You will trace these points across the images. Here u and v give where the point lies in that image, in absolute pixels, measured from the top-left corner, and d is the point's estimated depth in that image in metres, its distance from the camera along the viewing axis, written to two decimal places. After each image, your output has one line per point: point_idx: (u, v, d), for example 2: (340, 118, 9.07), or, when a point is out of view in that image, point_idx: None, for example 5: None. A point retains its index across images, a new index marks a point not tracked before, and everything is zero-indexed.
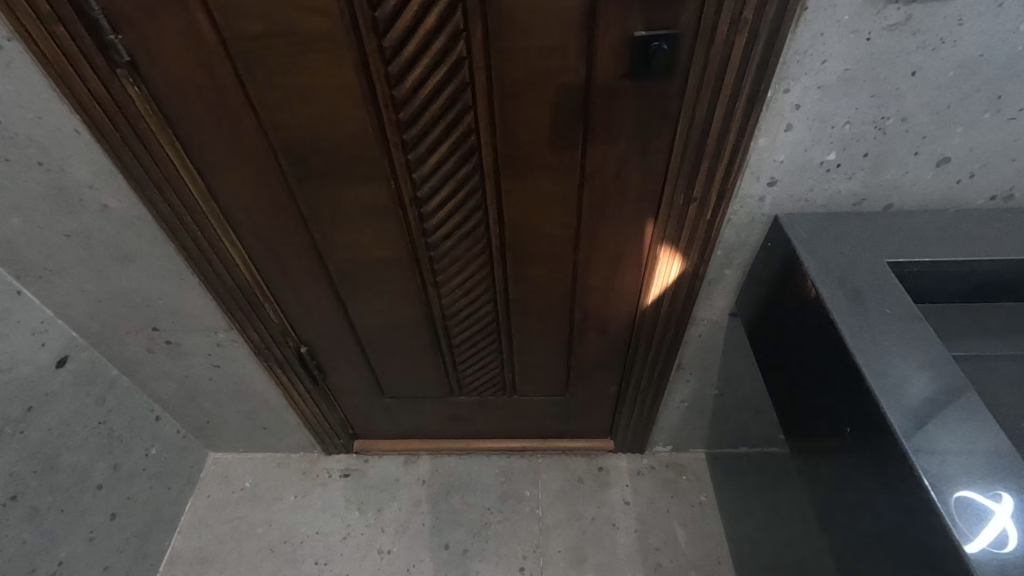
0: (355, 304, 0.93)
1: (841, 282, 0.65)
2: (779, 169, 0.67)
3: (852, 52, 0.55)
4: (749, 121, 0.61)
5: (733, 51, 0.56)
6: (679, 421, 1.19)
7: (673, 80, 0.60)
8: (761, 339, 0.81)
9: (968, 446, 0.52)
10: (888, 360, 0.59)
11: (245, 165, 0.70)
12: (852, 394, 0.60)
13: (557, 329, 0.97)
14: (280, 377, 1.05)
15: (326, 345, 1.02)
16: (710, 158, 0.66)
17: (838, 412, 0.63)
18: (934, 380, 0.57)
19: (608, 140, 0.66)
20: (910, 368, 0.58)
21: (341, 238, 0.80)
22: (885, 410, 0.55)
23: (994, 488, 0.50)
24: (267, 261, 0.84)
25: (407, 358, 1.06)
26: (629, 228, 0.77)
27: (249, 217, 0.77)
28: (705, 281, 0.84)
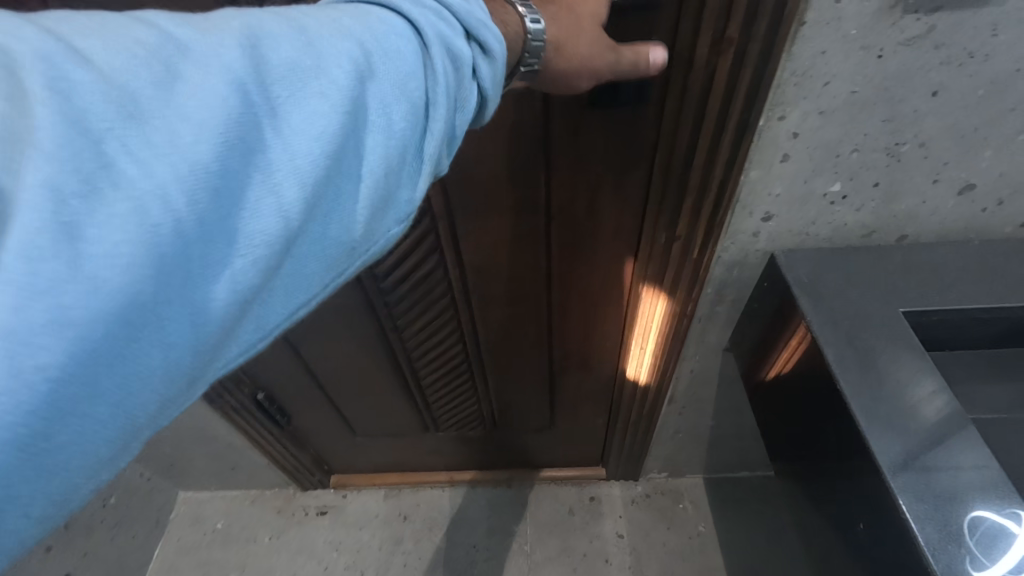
0: (316, 349, 0.85)
1: (847, 329, 0.56)
2: (775, 203, 0.57)
3: (861, 71, 0.45)
4: (738, 154, 0.51)
5: (717, 75, 0.46)
6: (673, 450, 1.11)
7: (647, 104, 0.52)
8: (762, 379, 0.72)
9: (977, 458, 0.48)
10: (908, 445, 0.49)
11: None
12: (865, 484, 0.50)
13: (535, 369, 0.89)
14: (239, 423, 0.98)
15: (286, 388, 0.94)
16: (694, 194, 0.56)
17: (850, 500, 0.54)
18: (963, 467, 0.48)
19: (575, 169, 0.58)
20: (936, 452, 0.49)
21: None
22: (903, 513, 0.46)
23: (1009, 506, 0.46)
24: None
25: (377, 399, 0.98)
26: (607, 264, 0.69)
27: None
28: (696, 318, 0.75)
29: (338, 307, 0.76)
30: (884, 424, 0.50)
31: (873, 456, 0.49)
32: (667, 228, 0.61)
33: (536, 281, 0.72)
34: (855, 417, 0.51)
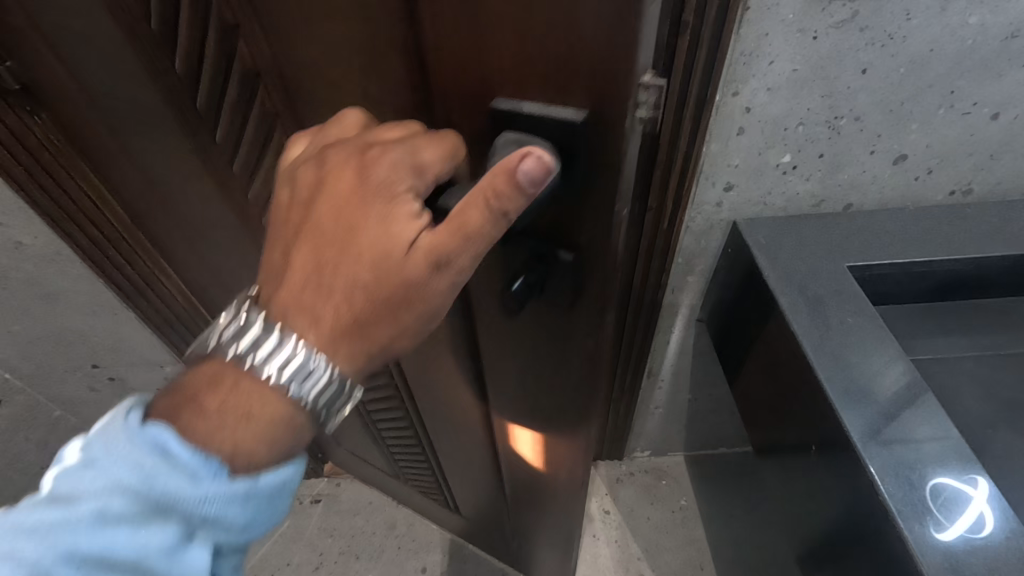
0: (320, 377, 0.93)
1: (799, 286, 0.63)
2: (735, 174, 0.64)
3: (799, 52, 0.52)
4: (699, 125, 0.58)
5: (676, 57, 0.50)
6: (655, 427, 1.17)
7: (580, 295, 0.44)
8: (731, 340, 0.78)
9: (939, 433, 0.52)
10: (851, 373, 0.57)
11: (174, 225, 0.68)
12: (817, 409, 0.58)
13: (480, 454, 0.83)
14: None
15: None
16: (662, 166, 0.61)
17: (804, 429, 0.62)
18: (901, 392, 0.55)
19: (506, 321, 0.52)
20: (878, 381, 0.56)
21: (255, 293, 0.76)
22: (847, 427, 0.54)
23: (969, 473, 0.50)
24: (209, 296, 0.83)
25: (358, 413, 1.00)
26: (541, 404, 0.61)
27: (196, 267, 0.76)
28: (668, 290, 0.82)
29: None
30: (831, 358, 0.58)
31: (832, 400, 0.55)
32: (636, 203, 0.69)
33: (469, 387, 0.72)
34: (806, 353, 0.59)
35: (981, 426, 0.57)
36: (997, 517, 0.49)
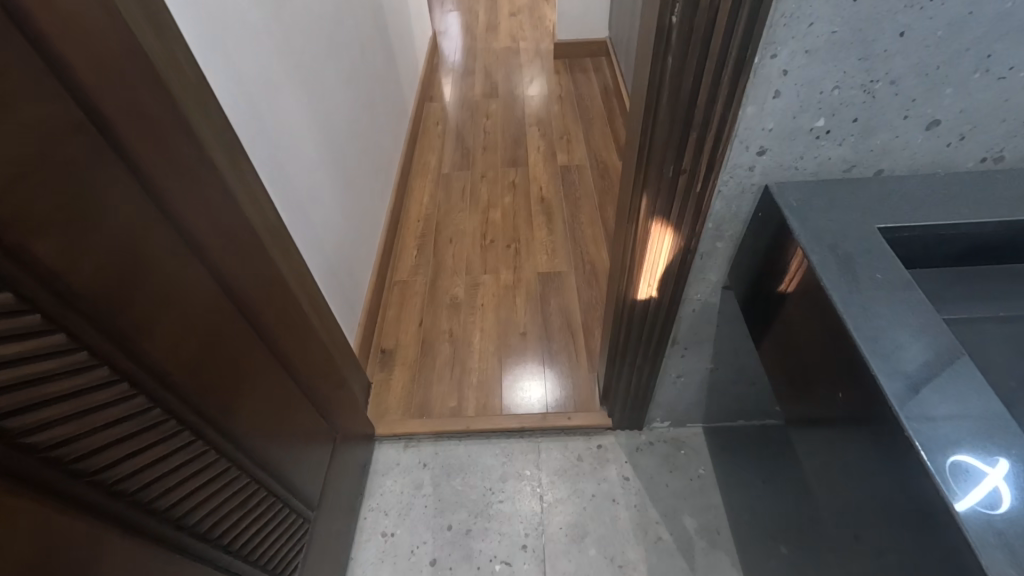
0: (298, 404, 0.92)
1: (829, 242, 0.66)
2: (768, 138, 0.66)
3: (838, 13, 0.54)
4: (737, 89, 0.60)
5: (718, 16, 0.54)
6: (675, 396, 1.20)
7: None
8: (758, 301, 0.81)
9: (963, 410, 0.52)
10: (880, 327, 0.59)
11: (207, 216, 0.69)
12: (844, 356, 0.61)
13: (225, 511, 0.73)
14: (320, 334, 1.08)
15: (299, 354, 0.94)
16: (698, 128, 0.65)
17: (832, 379, 0.65)
18: (925, 347, 0.57)
19: None
20: (902, 334, 0.58)
21: (237, 321, 0.75)
22: (877, 375, 0.56)
23: (991, 453, 0.49)
24: (269, 281, 0.84)
25: (304, 432, 0.94)
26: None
27: (239, 277, 0.76)
28: (697, 255, 0.83)
29: (247, 357, 0.77)
30: (857, 311, 0.60)
31: (865, 347, 0.58)
32: (668, 169, 0.71)
33: (169, 521, 0.63)
34: (836, 306, 0.61)
35: (1015, 385, 0.58)
36: (1017, 496, 0.47)
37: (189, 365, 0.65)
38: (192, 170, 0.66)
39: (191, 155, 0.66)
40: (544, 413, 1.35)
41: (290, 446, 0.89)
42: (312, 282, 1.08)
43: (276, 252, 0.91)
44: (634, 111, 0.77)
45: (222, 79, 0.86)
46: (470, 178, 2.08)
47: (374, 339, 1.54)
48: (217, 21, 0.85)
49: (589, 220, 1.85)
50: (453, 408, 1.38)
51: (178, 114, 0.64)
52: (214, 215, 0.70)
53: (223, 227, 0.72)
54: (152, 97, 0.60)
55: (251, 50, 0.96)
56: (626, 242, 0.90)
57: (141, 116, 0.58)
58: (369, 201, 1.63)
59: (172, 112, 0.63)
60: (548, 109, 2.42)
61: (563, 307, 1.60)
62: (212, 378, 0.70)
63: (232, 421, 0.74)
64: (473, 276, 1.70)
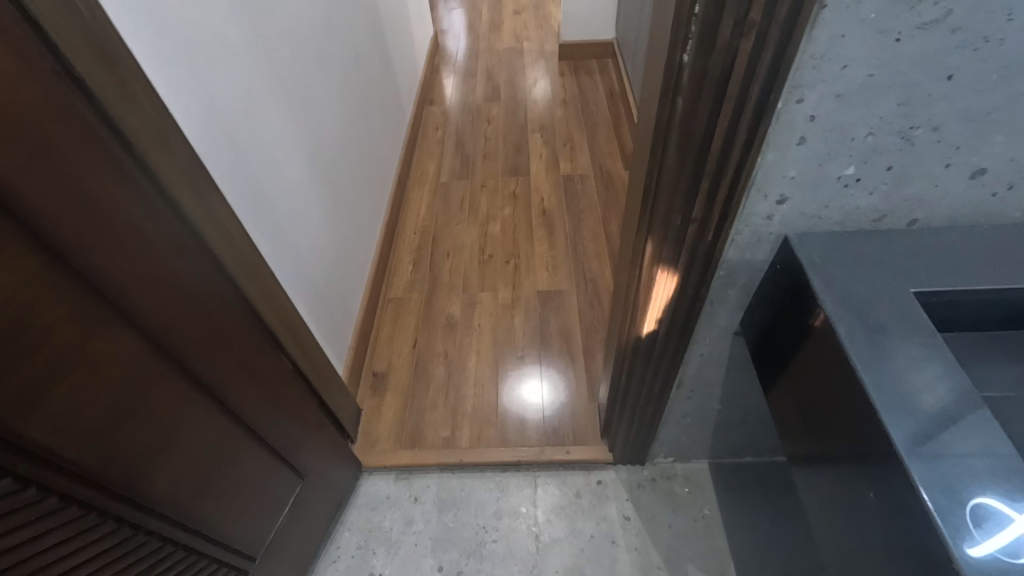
0: (243, 450, 0.86)
1: (846, 295, 0.59)
2: (790, 186, 0.58)
3: (877, 55, 0.47)
4: (756, 136, 0.53)
5: (737, 59, 0.47)
6: (680, 434, 1.13)
7: None
8: (770, 351, 0.74)
9: (986, 448, 0.47)
10: (895, 371, 0.53)
11: (138, 264, 0.62)
12: (853, 404, 0.55)
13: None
14: (297, 366, 1.02)
15: (254, 393, 0.87)
16: (712, 176, 0.57)
17: (856, 473, 0.55)
18: (942, 393, 0.51)
19: None
20: (917, 378, 0.52)
21: (166, 375, 0.68)
22: (883, 415, 0.50)
23: (1016, 498, 0.44)
24: (220, 322, 0.77)
25: (246, 478, 0.88)
26: None
27: (177, 326, 0.68)
28: (706, 302, 0.76)
29: (172, 413, 0.70)
30: (873, 359, 0.54)
31: (872, 380, 0.52)
32: (676, 216, 0.64)
33: None
34: (866, 389, 0.52)
35: None
36: None
37: (84, 434, 0.59)
38: (121, 216, 0.59)
39: (122, 196, 0.59)
40: (542, 446, 1.29)
41: (224, 496, 0.83)
42: (294, 315, 1.01)
43: (246, 289, 0.85)
44: (639, 149, 0.70)
45: (191, 105, 0.79)
46: (469, 187, 2.00)
47: (365, 362, 1.48)
48: (186, 41, 0.78)
49: (592, 234, 1.78)
50: (446, 438, 1.32)
51: (107, 150, 0.57)
52: (146, 261, 0.63)
53: (157, 275, 0.64)
54: (72, 138, 0.53)
55: (226, 70, 0.89)
56: (629, 283, 0.83)
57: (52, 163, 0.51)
58: (362, 217, 1.56)
59: (93, 150, 0.56)
60: (552, 114, 2.34)
61: (564, 328, 1.53)
62: (116, 443, 0.63)
63: (143, 481, 0.68)
64: (470, 293, 1.63)
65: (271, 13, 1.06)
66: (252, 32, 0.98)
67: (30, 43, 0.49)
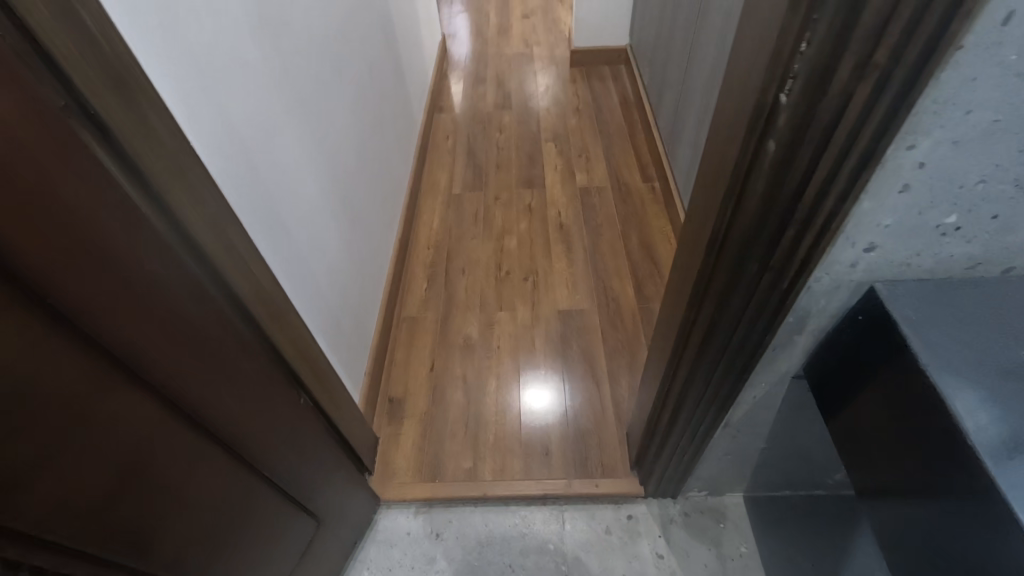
0: (259, 500, 0.80)
1: (931, 347, 0.54)
2: (881, 234, 0.53)
3: (1007, 99, 0.41)
4: (856, 185, 0.47)
5: (852, 104, 0.41)
6: (718, 470, 1.08)
7: None
8: (835, 395, 0.69)
9: None
10: (968, 377, 0.51)
11: (152, 319, 0.55)
12: (925, 414, 0.53)
13: None
14: (317, 403, 0.96)
15: (273, 440, 0.81)
16: (798, 224, 0.52)
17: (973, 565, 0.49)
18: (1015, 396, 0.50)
19: None
20: (990, 382, 0.51)
21: (179, 432, 0.62)
22: (963, 425, 0.49)
23: None
24: (239, 369, 0.71)
25: (261, 529, 0.82)
26: None
27: (191, 380, 0.62)
28: (768, 348, 0.70)
29: (184, 472, 0.64)
30: (947, 367, 0.52)
31: (943, 403, 0.50)
32: (747, 263, 0.59)
33: None
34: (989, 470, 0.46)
35: None
36: None
37: (86, 508, 0.53)
38: (140, 266, 0.53)
39: (143, 242, 0.53)
40: (569, 478, 1.24)
41: (236, 552, 0.77)
42: (314, 349, 0.95)
43: (267, 328, 0.79)
44: (701, 185, 0.64)
45: (209, 132, 0.73)
46: (483, 199, 1.94)
47: (381, 386, 1.42)
48: (203, 64, 0.72)
49: (612, 249, 1.72)
50: (468, 470, 1.26)
51: (129, 194, 0.51)
52: (160, 314, 0.56)
53: (171, 329, 0.58)
54: (87, 187, 0.47)
55: (244, 92, 0.83)
56: (680, 322, 0.78)
57: (64, 217, 0.45)
58: (376, 234, 1.49)
59: (116, 196, 0.50)
60: (565, 122, 2.28)
61: (586, 350, 1.47)
62: (122, 512, 0.57)
63: (148, 547, 0.62)
64: (488, 313, 1.58)
65: (288, 28, 1.00)
66: (270, 49, 0.92)
67: (41, 80, 0.44)
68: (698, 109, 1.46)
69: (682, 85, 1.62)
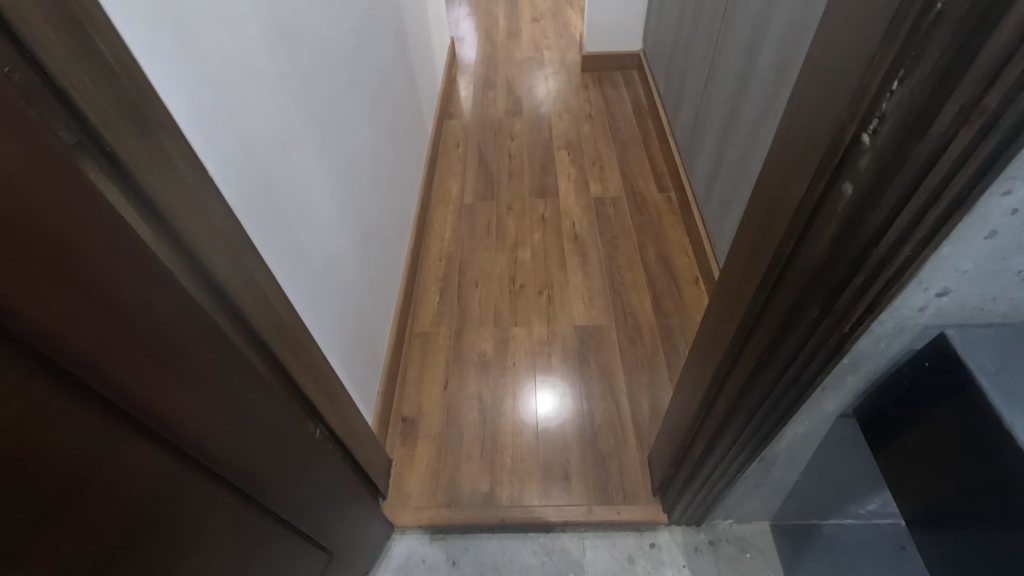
0: (273, 541, 0.76)
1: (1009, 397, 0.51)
2: (957, 279, 0.49)
3: None
4: (940, 233, 0.43)
5: (949, 149, 0.37)
6: (746, 500, 1.04)
7: None
8: (896, 439, 0.65)
9: None
10: None
11: (164, 368, 0.51)
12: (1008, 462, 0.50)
13: None
14: (333, 432, 0.92)
15: (289, 477, 0.77)
16: (868, 270, 0.47)
17: None
18: None
19: None
20: None
21: (190, 480, 0.58)
22: None
23: None
24: (255, 411, 0.67)
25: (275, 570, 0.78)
26: None
27: (202, 426, 0.58)
28: (817, 389, 0.66)
29: (194, 525, 0.60)
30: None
31: None
32: (807, 307, 0.55)
33: None
34: None
35: None
36: None
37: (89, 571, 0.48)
38: (152, 312, 0.49)
39: (158, 287, 0.49)
40: (589, 504, 1.20)
41: None
42: (331, 377, 0.91)
43: (286, 361, 0.75)
44: (755, 219, 0.61)
45: (227, 158, 0.69)
46: (495, 209, 1.90)
47: (394, 405, 1.38)
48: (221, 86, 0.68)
49: (629, 262, 1.68)
50: (484, 495, 1.22)
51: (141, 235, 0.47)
52: (174, 361, 0.52)
53: (185, 375, 0.54)
54: (100, 235, 0.43)
55: (262, 112, 0.79)
56: (723, 357, 0.74)
57: (72, 266, 0.41)
58: (389, 249, 1.46)
59: (132, 238, 0.46)
60: (578, 129, 2.24)
61: (604, 368, 1.43)
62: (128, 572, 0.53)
63: None
64: (502, 328, 1.54)
65: (306, 42, 0.96)
66: (288, 65, 0.89)
67: (51, 119, 0.40)
68: (720, 121, 1.42)
69: (702, 95, 1.58)
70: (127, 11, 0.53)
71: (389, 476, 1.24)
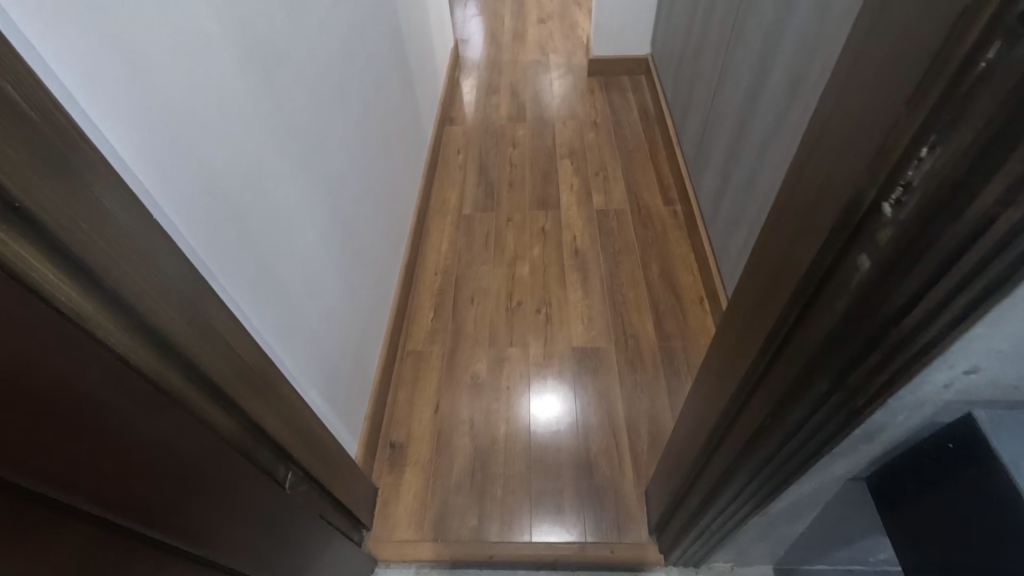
0: None
1: None
2: (989, 358, 0.42)
3: None
4: (971, 317, 0.36)
5: (988, 230, 0.31)
6: (747, 548, 0.98)
7: None
8: (924, 528, 0.59)
9: None
10: None
11: (99, 441, 0.46)
12: None
13: None
14: (308, 473, 0.88)
15: (258, 533, 0.71)
16: (885, 349, 0.41)
17: None
18: None
19: None
20: None
21: (136, 556, 0.53)
22: None
23: None
24: (215, 477, 0.61)
25: None
26: None
27: (147, 507, 0.52)
28: (825, 457, 0.60)
29: None
30: None
31: None
32: (812, 381, 0.48)
33: None
34: None
35: None
36: None
37: None
38: (73, 390, 0.43)
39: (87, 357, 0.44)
40: (582, 541, 1.15)
41: None
42: (305, 415, 0.87)
43: (251, 408, 0.70)
44: (759, 273, 0.55)
45: (182, 197, 0.64)
46: (494, 221, 1.85)
47: (382, 430, 1.33)
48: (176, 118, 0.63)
49: (631, 279, 1.62)
50: (473, 529, 1.18)
51: (56, 297, 0.42)
52: (106, 442, 0.46)
53: (122, 454, 0.48)
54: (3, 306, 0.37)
55: (229, 140, 0.74)
56: (723, 414, 0.67)
57: None
58: (380, 267, 1.41)
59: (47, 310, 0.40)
60: (582, 137, 2.17)
61: (602, 393, 1.38)
62: None
63: None
64: (497, 348, 1.48)
65: (285, 60, 0.91)
66: (263, 87, 0.84)
67: None
68: (729, 134, 1.35)
69: (710, 106, 1.51)
70: (54, 44, 0.48)
71: (373, 507, 1.20)
